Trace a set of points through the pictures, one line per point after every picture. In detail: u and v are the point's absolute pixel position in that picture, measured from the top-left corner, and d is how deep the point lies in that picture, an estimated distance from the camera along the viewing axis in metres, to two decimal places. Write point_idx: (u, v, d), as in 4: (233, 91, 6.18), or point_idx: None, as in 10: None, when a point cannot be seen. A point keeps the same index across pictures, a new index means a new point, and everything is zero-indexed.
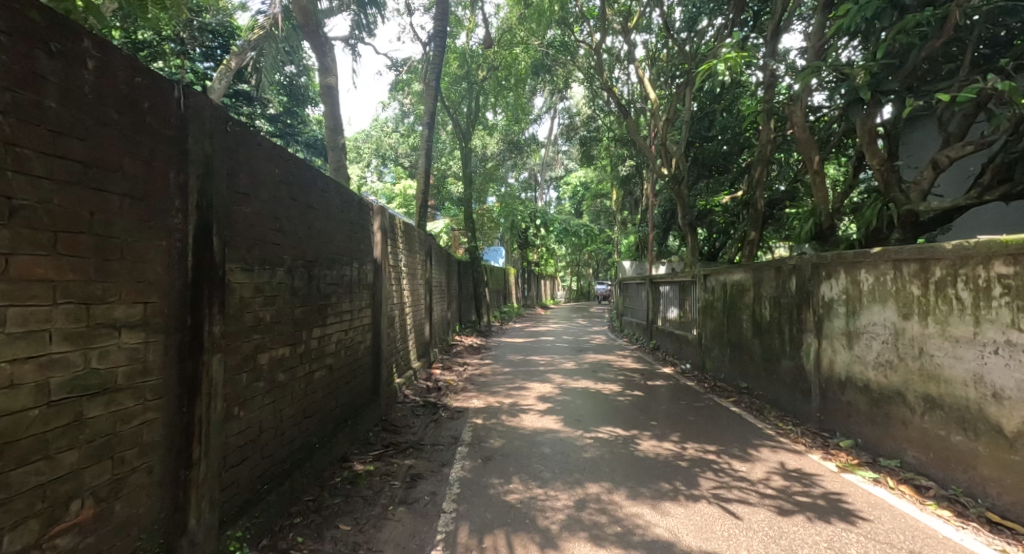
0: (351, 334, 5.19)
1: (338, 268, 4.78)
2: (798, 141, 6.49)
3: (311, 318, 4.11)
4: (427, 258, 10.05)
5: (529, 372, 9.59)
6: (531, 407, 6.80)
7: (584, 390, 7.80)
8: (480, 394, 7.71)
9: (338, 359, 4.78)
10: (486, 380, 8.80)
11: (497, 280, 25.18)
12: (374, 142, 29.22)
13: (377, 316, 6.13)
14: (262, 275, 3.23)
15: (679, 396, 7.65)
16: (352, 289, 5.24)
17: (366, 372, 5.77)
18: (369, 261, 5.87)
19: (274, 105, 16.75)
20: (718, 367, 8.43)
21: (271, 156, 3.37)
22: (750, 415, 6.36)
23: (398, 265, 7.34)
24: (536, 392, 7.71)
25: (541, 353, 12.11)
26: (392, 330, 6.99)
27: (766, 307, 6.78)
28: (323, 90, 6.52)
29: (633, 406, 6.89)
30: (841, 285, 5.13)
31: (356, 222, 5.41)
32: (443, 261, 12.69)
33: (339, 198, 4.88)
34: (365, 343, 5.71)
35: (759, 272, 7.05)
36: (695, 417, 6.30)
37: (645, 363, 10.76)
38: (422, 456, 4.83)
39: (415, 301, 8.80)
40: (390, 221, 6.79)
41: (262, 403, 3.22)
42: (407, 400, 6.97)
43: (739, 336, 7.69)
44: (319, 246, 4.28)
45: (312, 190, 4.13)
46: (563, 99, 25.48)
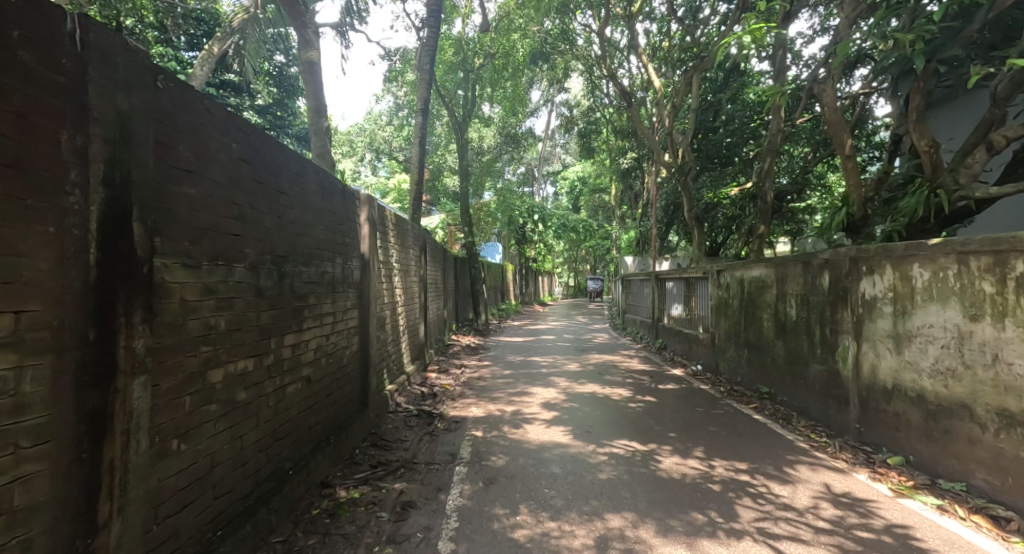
0: (334, 339, 4.58)
1: (318, 265, 4.18)
2: (830, 123, 5.90)
3: (284, 322, 3.50)
4: (422, 252, 9.44)
5: (531, 374, 9.01)
6: (535, 416, 6.21)
7: (591, 396, 7.22)
8: (478, 401, 7.12)
9: (318, 368, 4.18)
10: (486, 384, 8.21)
11: (495, 277, 24.58)
12: (368, 135, 28.50)
13: (365, 318, 5.53)
14: (215, 274, 2.61)
15: (694, 401, 7.08)
16: (335, 288, 4.64)
17: (353, 381, 5.16)
18: (355, 256, 5.27)
19: (263, 95, 16.03)
20: (735, 370, 7.86)
21: (226, 126, 2.74)
22: (777, 424, 5.79)
23: (389, 261, 6.71)
24: (539, 398, 7.12)
25: (542, 353, 11.51)
26: (382, 333, 6.38)
27: (792, 306, 6.21)
28: (305, 66, 5.88)
29: (648, 414, 6.31)
30: (887, 282, 4.55)
31: (340, 213, 4.80)
32: (438, 256, 12.09)
33: (320, 186, 4.29)
34: (351, 349, 5.10)
35: (782, 267, 6.47)
36: (717, 427, 5.73)
37: (652, 364, 10.22)
38: (415, 479, 4.23)
39: (409, 299, 8.20)
40: (379, 212, 6.18)
41: (216, 430, 2.62)
42: (399, 408, 6.38)
43: (759, 336, 7.12)
44: (294, 238, 3.68)
45: (284, 172, 3.52)
46: (561, 91, 24.85)
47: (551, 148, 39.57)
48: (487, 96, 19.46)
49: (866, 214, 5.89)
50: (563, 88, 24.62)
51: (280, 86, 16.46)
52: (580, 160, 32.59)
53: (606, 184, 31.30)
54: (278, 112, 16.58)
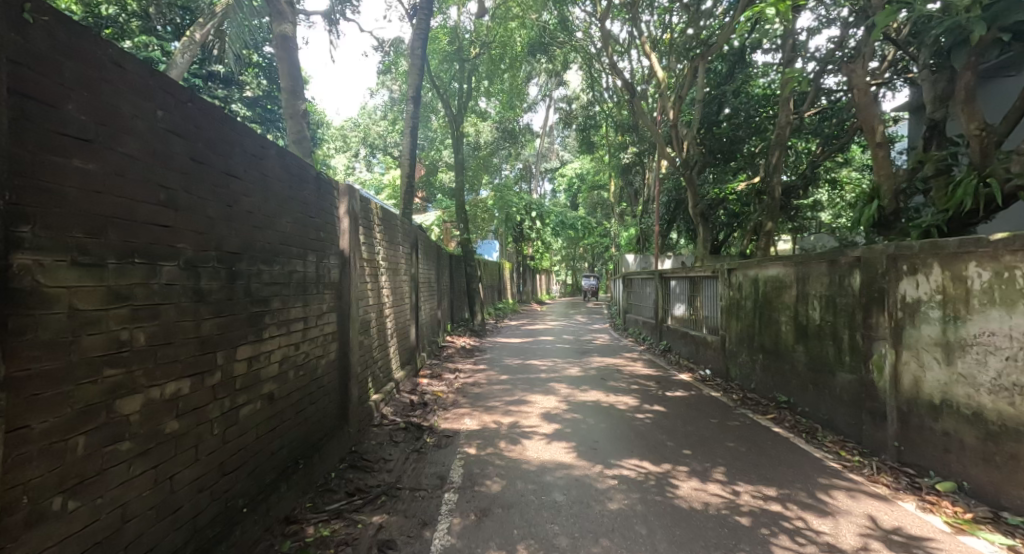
0: (305, 347, 4.02)
1: (285, 264, 3.62)
2: (859, 107, 5.36)
3: (235, 332, 2.92)
4: (414, 250, 8.87)
5: (529, 379, 8.46)
6: (535, 430, 5.66)
7: (594, 405, 6.67)
8: (473, 411, 6.56)
9: (284, 384, 3.61)
10: (481, 391, 7.66)
11: (492, 275, 24.01)
12: (362, 130, 27.94)
13: (345, 321, 4.96)
14: (130, 276, 2.05)
15: (706, 411, 6.55)
16: (307, 290, 4.07)
17: (330, 394, 4.60)
18: (333, 254, 4.69)
19: (252, 88, 15.33)
20: (749, 376, 7.32)
21: (148, 89, 2.18)
22: (801, 439, 5.25)
23: (374, 259, 6.13)
24: (538, 408, 6.56)
25: (541, 356, 10.96)
26: (366, 339, 5.80)
27: (816, 309, 5.67)
28: (278, 40, 5.29)
29: (658, 427, 5.76)
30: (934, 282, 4.01)
31: (313, 206, 4.23)
32: (432, 255, 11.54)
33: (287, 171, 3.71)
34: (328, 358, 4.54)
35: (804, 266, 5.93)
36: (735, 442, 5.19)
37: (657, 368, 9.70)
38: (396, 510, 3.67)
39: (398, 301, 7.63)
40: (362, 204, 5.59)
41: (130, 474, 2.05)
42: (385, 420, 5.81)
43: (776, 341, 6.58)
44: (249, 230, 3.10)
45: (235, 152, 2.94)
46: (559, 85, 24.30)
47: (549, 144, 39.04)
48: (485, 89, 18.86)
49: (899, 207, 5.35)
50: (562, 82, 24.08)
51: (271, 78, 15.74)
52: (579, 155, 32.09)
53: (605, 181, 30.82)
54: (269, 104, 15.86)
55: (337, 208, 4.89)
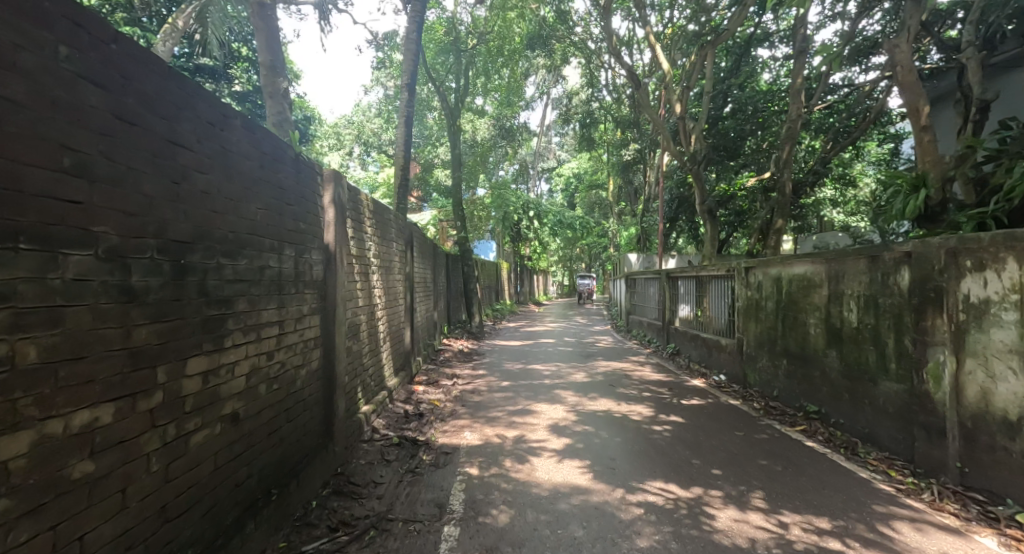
0: (280, 356, 3.43)
1: (253, 257, 3.04)
2: (903, 86, 4.86)
3: (185, 341, 2.34)
4: (409, 248, 8.30)
5: (532, 386, 7.91)
6: (543, 445, 5.09)
7: (606, 416, 6.11)
8: (473, 422, 5.99)
9: (254, 399, 3.04)
10: (481, 400, 7.09)
11: (489, 275, 23.46)
12: (357, 127, 27.36)
13: (330, 324, 4.37)
14: (16, 271, 1.51)
15: (728, 421, 6.01)
16: (282, 288, 3.48)
17: (312, 409, 4.02)
18: (315, 248, 4.11)
19: (243, 82, 14.40)
20: (770, 383, 6.80)
21: (43, 12, 1.61)
22: (841, 456, 4.71)
23: (364, 255, 5.57)
24: (545, 419, 6.01)
25: (543, 360, 10.41)
26: (355, 345, 5.23)
27: (852, 310, 5.14)
28: (256, 10, 4.75)
29: (679, 441, 5.20)
30: (1009, 280, 3.48)
31: (290, 191, 3.64)
32: (428, 254, 10.98)
33: (257, 146, 3.12)
34: (309, 368, 3.95)
35: (837, 263, 5.41)
36: (768, 460, 4.64)
37: (666, 373, 9.17)
38: (387, 549, 3.10)
39: (391, 302, 7.07)
40: (350, 194, 5.03)
41: (10, 544, 1.47)
42: (376, 435, 5.23)
43: (803, 345, 6.05)
44: (204, 213, 2.52)
45: (182, 114, 2.34)
46: (557, 81, 23.81)
47: (546, 142, 38.61)
48: (482, 84, 18.34)
49: (947, 198, 4.81)
50: (560, 78, 23.61)
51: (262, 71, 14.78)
52: (577, 154, 31.66)
53: (603, 179, 30.39)
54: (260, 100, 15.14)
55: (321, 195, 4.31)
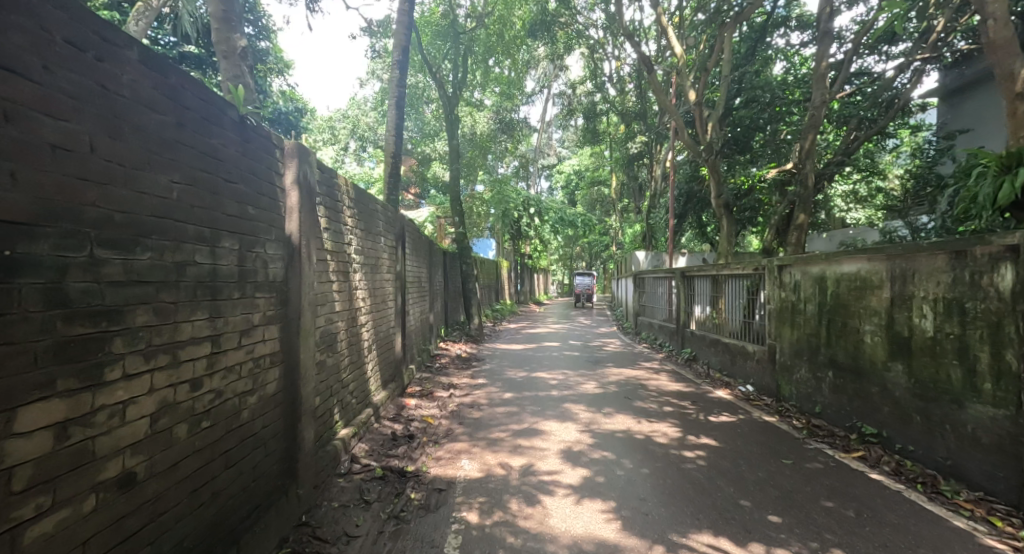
0: (213, 383, 2.56)
1: (164, 250, 2.16)
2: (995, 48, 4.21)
3: (18, 379, 1.49)
4: (400, 244, 7.43)
5: (538, 399, 7.06)
6: (556, 479, 4.23)
7: (626, 438, 5.26)
8: (472, 446, 5.13)
9: (168, 449, 2.17)
10: (481, 416, 6.23)
11: (489, 274, 22.70)
12: (352, 121, 26.57)
13: (293, 336, 3.50)
14: None
15: (769, 443, 5.15)
16: (217, 292, 2.60)
17: (267, 445, 3.15)
18: (270, 242, 3.23)
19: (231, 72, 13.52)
20: (811, 398, 5.95)
21: None
22: (921, 495, 3.86)
23: (342, 249, 4.69)
24: (555, 442, 5.15)
25: (547, 367, 9.56)
26: (330, 359, 4.36)
27: (927, 316, 4.28)
28: None
29: (718, 473, 4.33)
30: None
31: (229, 165, 2.75)
32: (423, 251, 10.15)
33: (172, 95, 2.22)
34: (261, 394, 3.08)
35: (905, 260, 4.54)
36: (834, 500, 3.77)
37: (685, 382, 8.33)
38: None
39: (379, 304, 6.22)
40: (322, 176, 4.15)
41: None
42: (356, 467, 4.36)
43: (856, 356, 5.19)
44: (60, 181, 1.64)
45: (9, 17, 1.47)
46: (559, 74, 23.08)
47: (546, 139, 37.82)
48: (481, 74, 17.53)
49: None
50: (562, 71, 22.88)
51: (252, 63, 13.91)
52: (578, 150, 30.89)
53: (605, 176, 29.61)
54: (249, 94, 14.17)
55: (280, 173, 3.43)
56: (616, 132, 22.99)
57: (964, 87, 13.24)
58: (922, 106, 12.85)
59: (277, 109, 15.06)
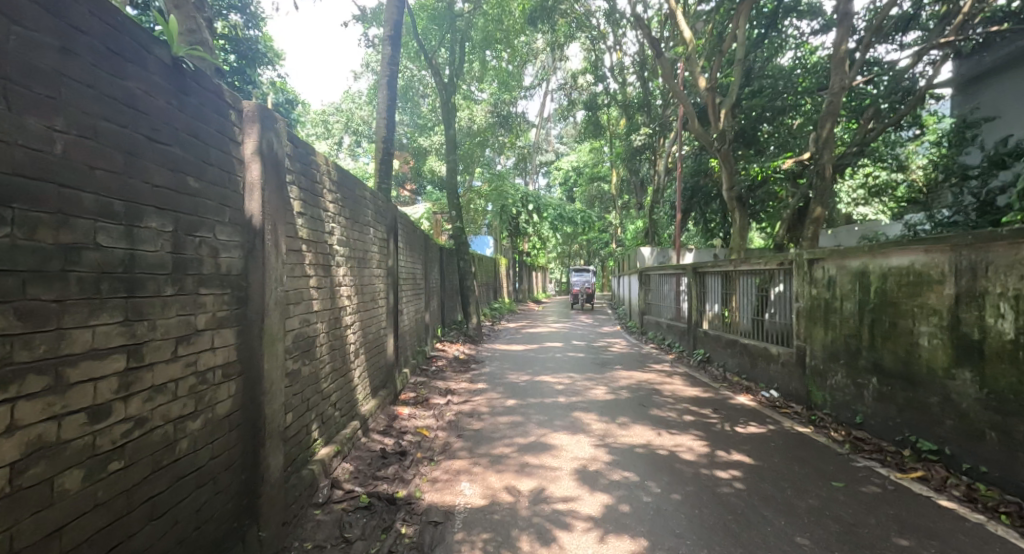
0: (131, 410, 1.89)
1: (37, 226, 1.50)
2: None
3: None
4: (392, 237, 6.79)
5: (544, 407, 6.42)
6: (573, 508, 3.59)
7: (648, 456, 4.62)
8: (472, 465, 4.49)
9: (42, 512, 1.51)
10: (482, 428, 5.59)
11: (487, 272, 22.07)
12: (346, 115, 25.85)
13: (255, 341, 2.84)
14: None
15: (812, 460, 4.52)
16: (138, 288, 1.94)
17: (218, 481, 2.48)
18: (220, 226, 2.55)
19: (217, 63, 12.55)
20: (851, 406, 5.33)
21: None
22: (1010, 529, 3.23)
23: (322, 239, 4.03)
24: (568, 461, 4.51)
25: (551, 369, 8.94)
26: (306, 367, 3.70)
27: (1006, 316, 3.67)
28: None
29: (761, 499, 3.71)
30: None
31: (158, 120, 2.08)
32: (418, 246, 9.50)
33: (50, 5, 1.57)
34: (208, 416, 2.41)
35: (976, 251, 3.91)
36: (909, 537, 3.15)
37: (701, 386, 7.72)
38: None
39: (368, 303, 5.57)
40: (295, 151, 3.49)
41: None
42: (337, 494, 3.70)
43: (908, 360, 4.57)
44: None
45: None
46: (558, 66, 22.48)
47: (544, 134, 37.24)
48: (479, 65, 16.89)
49: None
50: (561, 63, 22.28)
51: (240, 53, 12.98)
52: (578, 145, 30.35)
53: (605, 172, 29.05)
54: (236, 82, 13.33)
55: (237, 138, 2.75)
56: (616, 127, 22.46)
57: (981, 76, 12.76)
58: (938, 95, 12.37)
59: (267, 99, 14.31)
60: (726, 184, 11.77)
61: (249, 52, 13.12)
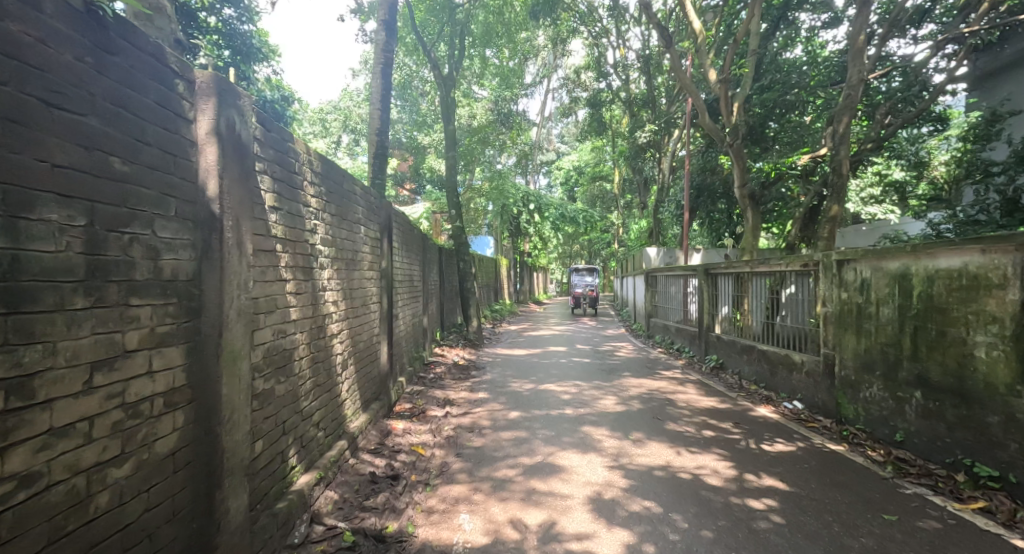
0: (13, 466, 1.40)
1: None
2: None
3: None
4: (386, 236, 6.29)
5: (551, 420, 5.92)
6: (589, 549, 3.10)
7: (669, 482, 4.12)
8: (473, 493, 3.99)
9: None
10: (483, 445, 5.10)
11: (488, 272, 21.60)
12: (344, 114, 25.36)
13: (211, 361, 2.33)
14: None
15: (854, 486, 4.03)
16: (26, 301, 1.45)
17: (157, 538, 1.99)
18: (163, 220, 2.06)
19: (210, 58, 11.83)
20: (890, 422, 4.83)
21: None
22: None
23: (301, 237, 3.54)
24: (580, 487, 4.01)
25: (556, 377, 8.45)
26: (280, 386, 3.20)
27: None
28: None
29: (805, 537, 3.21)
30: None
31: (64, 81, 1.59)
32: (415, 246, 9.00)
33: None
34: (141, 458, 1.91)
35: None
36: None
37: (716, 396, 7.23)
38: None
39: (358, 308, 5.08)
40: (267, 135, 3.00)
41: None
42: (316, 533, 3.20)
43: (962, 374, 4.08)
44: None
45: None
46: (559, 63, 22.03)
47: (545, 134, 36.83)
48: (479, 61, 16.42)
49: None
50: (563, 59, 21.83)
51: (234, 48, 12.30)
52: (579, 144, 29.93)
53: (607, 171, 28.63)
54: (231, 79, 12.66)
55: (190, 108, 2.25)
56: (619, 125, 22.03)
57: (1003, 68, 12.24)
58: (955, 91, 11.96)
59: (262, 95, 13.74)
60: (738, 181, 11.28)
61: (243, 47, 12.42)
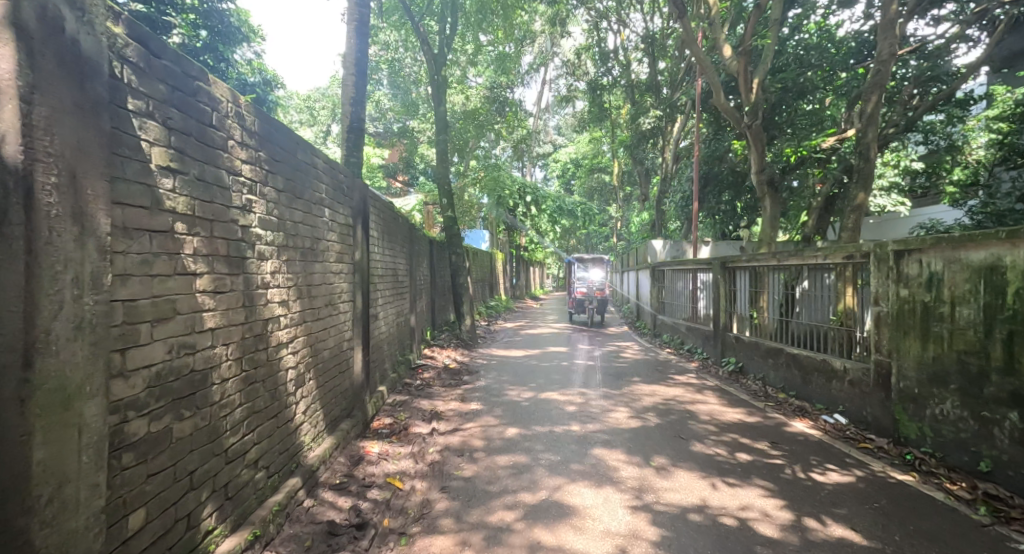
0: None
1: None
2: None
3: None
4: (360, 223, 5.33)
5: (555, 439, 5.00)
6: None
7: (710, 531, 3.22)
8: (460, 549, 3.06)
9: None
10: (474, 475, 4.18)
11: (483, 267, 20.76)
12: (332, 101, 24.29)
13: (12, 409, 1.40)
14: None
15: (951, 538, 3.13)
16: None
17: None
18: None
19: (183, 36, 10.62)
20: (972, 447, 3.94)
21: None
22: None
23: (222, 214, 2.58)
24: (598, 542, 3.09)
25: (558, 383, 7.56)
26: (184, 422, 2.26)
27: None
28: None
29: None
30: None
31: None
32: (399, 238, 8.02)
33: None
34: None
35: None
36: None
37: (742, 406, 6.34)
38: None
39: (320, 307, 4.14)
40: (149, 61, 2.03)
41: None
42: None
43: None
44: None
45: None
46: (556, 49, 21.11)
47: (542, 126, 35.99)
48: (473, 43, 15.47)
49: None
50: (560, 44, 20.90)
51: (209, 24, 11.07)
52: (577, 135, 29.10)
53: (606, 163, 27.82)
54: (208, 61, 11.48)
55: None
56: (619, 113, 21.12)
57: None
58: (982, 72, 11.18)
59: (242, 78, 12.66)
60: (755, 167, 10.38)
61: (218, 24, 11.19)
